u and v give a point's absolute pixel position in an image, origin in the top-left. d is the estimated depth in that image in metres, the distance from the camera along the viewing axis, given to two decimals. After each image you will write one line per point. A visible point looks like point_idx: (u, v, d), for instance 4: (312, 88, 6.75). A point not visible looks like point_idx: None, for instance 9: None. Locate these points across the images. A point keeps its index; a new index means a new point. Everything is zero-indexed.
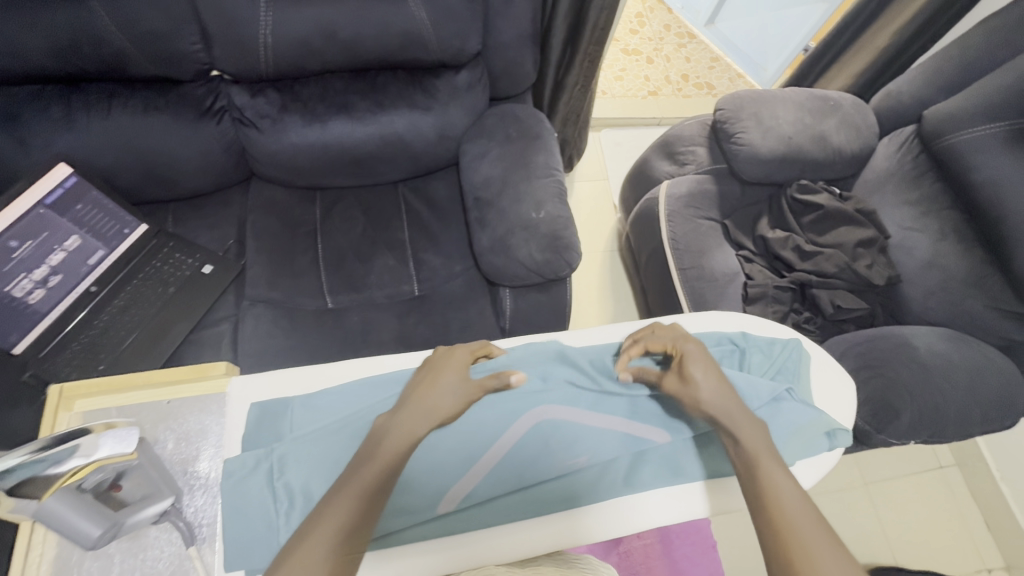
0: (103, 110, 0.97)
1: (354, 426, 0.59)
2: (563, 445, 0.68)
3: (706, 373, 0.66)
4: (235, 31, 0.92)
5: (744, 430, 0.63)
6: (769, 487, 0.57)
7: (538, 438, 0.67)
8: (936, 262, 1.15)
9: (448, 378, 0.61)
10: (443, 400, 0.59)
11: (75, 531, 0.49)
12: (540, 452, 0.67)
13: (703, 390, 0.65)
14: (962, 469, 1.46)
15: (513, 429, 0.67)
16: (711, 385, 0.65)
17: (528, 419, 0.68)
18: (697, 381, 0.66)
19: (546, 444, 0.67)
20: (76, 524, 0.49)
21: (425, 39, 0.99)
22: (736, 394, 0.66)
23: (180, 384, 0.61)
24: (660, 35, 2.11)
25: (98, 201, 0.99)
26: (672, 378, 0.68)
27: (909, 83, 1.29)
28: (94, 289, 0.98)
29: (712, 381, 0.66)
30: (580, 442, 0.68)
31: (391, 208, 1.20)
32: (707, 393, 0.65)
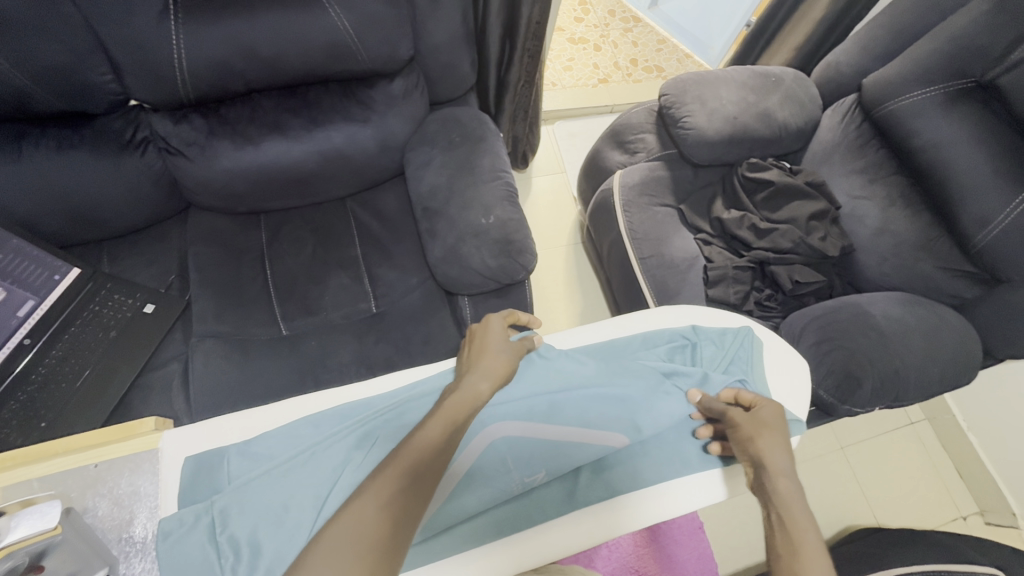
0: (13, 152, 0.91)
1: (296, 467, 0.58)
2: (520, 462, 0.66)
3: (777, 440, 0.63)
4: (146, 57, 0.87)
5: (790, 489, 0.58)
6: (797, 550, 0.52)
7: (492, 459, 0.66)
8: (887, 228, 1.16)
9: (498, 338, 0.72)
10: (502, 356, 0.69)
11: None
12: (496, 472, 0.65)
13: (767, 448, 0.62)
14: (932, 423, 1.50)
15: (467, 451, 0.66)
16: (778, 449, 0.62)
17: (480, 442, 0.66)
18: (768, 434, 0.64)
19: (503, 463, 0.66)
20: None
21: (352, 49, 0.96)
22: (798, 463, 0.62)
23: (105, 446, 0.57)
24: (606, 21, 2.09)
25: (20, 249, 0.93)
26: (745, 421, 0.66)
27: (847, 53, 1.30)
28: (28, 340, 0.91)
29: (778, 443, 0.63)
30: (536, 459, 0.66)
31: (341, 225, 1.16)
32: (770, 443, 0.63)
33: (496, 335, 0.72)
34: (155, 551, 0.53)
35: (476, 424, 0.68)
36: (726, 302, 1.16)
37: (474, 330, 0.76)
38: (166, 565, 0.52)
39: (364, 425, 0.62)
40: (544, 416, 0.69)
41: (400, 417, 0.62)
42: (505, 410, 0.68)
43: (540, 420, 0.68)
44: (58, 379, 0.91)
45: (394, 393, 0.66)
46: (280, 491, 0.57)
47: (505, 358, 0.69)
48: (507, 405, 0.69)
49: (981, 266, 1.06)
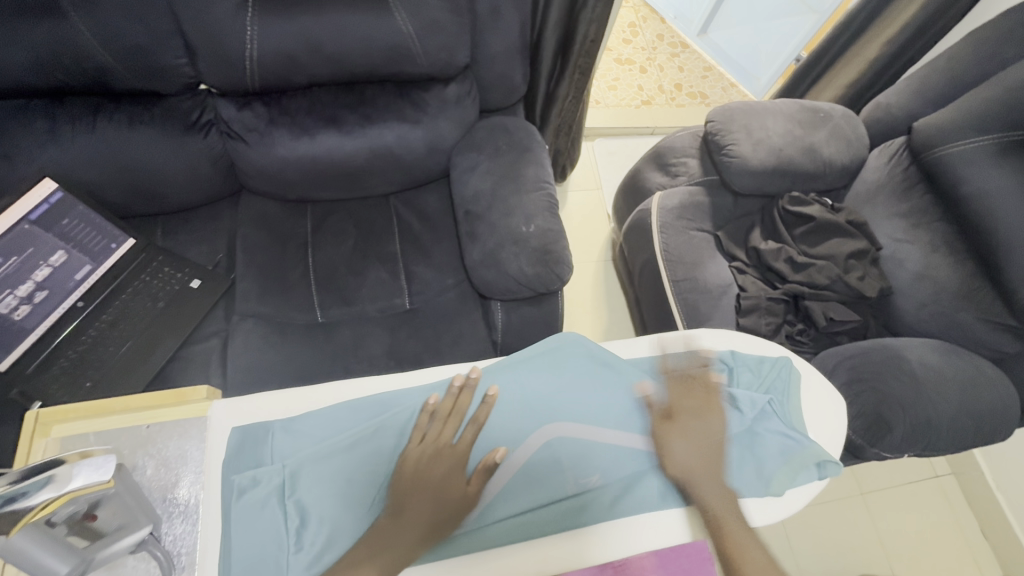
0: (89, 124, 0.97)
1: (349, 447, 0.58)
2: (575, 462, 0.61)
3: (682, 439, 0.62)
4: (220, 45, 0.92)
5: (721, 490, 0.60)
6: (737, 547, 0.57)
7: (547, 457, 0.61)
8: (927, 273, 1.15)
9: (451, 489, 0.57)
10: (444, 520, 0.57)
11: (45, 568, 0.47)
12: (551, 472, 0.61)
13: (676, 445, 0.62)
14: (958, 478, 1.46)
15: (524, 445, 0.61)
16: (688, 447, 0.62)
17: (539, 437, 0.62)
18: (678, 435, 0.62)
19: (558, 463, 0.61)
20: (43, 561, 0.46)
21: (413, 52, 0.99)
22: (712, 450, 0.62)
23: (161, 408, 0.60)
24: (653, 44, 2.12)
25: (86, 215, 0.99)
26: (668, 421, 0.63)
27: (898, 95, 1.29)
28: (81, 303, 0.98)
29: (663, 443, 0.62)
30: (592, 460, 0.62)
31: (382, 220, 1.19)
32: (686, 443, 0.62)
33: (449, 479, 0.58)
34: (224, 510, 0.55)
35: (527, 421, 0.62)
36: (757, 332, 1.16)
37: (426, 443, 0.59)
38: (236, 521, 0.54)
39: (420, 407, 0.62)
40: (601, 417, 0.63)
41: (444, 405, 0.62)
42: (558, 408, 0.63)
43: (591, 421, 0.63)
44: (105, 342, 0.97)
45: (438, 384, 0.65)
46: (327, 468, 0.57)
47: (448, 520, 0.57)
48: (552, 403, 0.63)
49: None
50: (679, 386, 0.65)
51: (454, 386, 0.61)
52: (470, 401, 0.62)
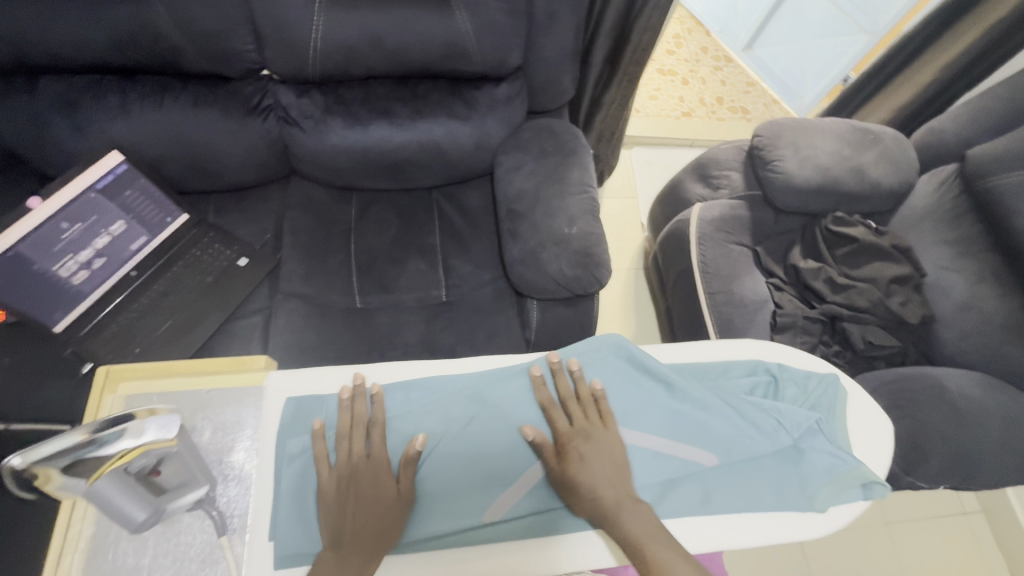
0: (156, 102, 1.01)
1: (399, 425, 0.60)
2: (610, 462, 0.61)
3: (587, 467, 0.59)
4: (286, 34, 0.95)
5: (632, 512, 0.56)
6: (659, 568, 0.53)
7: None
8: (972, 304, 1.12)
9: (382, 495, 0.56)
10: (389, 531, 0.55)
11: (121, 515, 0.49)
12: None
13: (580, 476, 0.58)
14: (988, 518, 1.41)
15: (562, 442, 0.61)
16: (597, 475, 0.59)
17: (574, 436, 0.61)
18: (582, 461, 0.59)
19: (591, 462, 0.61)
20: (121, 507, 0.48)
21: (469, 50, 1.01)
22: (617, 473, 0.59)
23: (222, 375, 0.62)
24: (697, 57, 2.11)
25: (146, 189, 1.03)
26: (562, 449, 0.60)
27: (953, 121, 1.27)
28: (134, 272, 1.03)
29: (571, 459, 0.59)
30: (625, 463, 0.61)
31: (424, 213, 1.22)
32: (587, 470, 0.58)
33: (378, 492, 0.56)
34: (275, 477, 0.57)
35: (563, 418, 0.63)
36: None
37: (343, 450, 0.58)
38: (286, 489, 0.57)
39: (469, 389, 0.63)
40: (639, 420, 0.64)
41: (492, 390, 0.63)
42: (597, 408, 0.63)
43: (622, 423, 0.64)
44: (155, 312, 1.01)
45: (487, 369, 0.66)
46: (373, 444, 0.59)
47: (392, 531, 0.55)
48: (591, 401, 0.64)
49: None
50: (558, 411, 0.62)
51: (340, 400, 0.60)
52: (362, 409, 0.61)
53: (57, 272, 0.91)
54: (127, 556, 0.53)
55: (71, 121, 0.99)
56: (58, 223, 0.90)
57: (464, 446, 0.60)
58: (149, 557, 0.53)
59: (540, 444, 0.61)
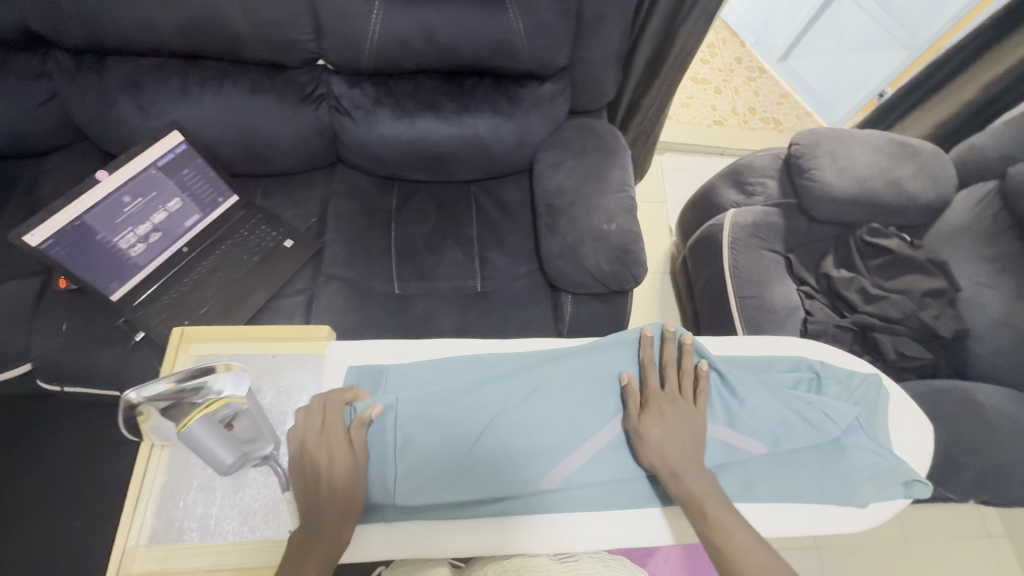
0: (216, 87, 1.06)
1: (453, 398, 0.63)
2: None
3: (662, 426, 0.61)
4: (345, 26, 0.99)
5: (694, 474, 0.59)
6: (724, 533, 0.56)
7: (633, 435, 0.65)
8: (1009, 321, 1.12)
9: (341, 477, 0.55)
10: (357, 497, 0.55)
11: (212, 456, 0.50)
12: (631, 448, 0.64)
13: (654, 431, 0.61)
14: (1012, 541, 1.39)
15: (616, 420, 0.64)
16: (668, 433, 0.61)
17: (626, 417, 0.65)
18: (658, 424, 0.61)
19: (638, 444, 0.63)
20: (212, 451, 0.49)
21: (518, 48, 1.04)
22: (694, 440, 0.62)
23: (285, 342, 0.65)
24: (731, 67, 2.11)
25: (202, 169, 1.06)
26: (648, 410, 0.62)
27: (995, 138, 1.27)
28: (186, 250, 1.07)
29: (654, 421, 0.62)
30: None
31: (462, 206, 1.25)
32: (664, 433, 0.61)
33: (338, 458, 0.56)
34: None
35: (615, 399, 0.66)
36: None
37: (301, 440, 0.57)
38: None
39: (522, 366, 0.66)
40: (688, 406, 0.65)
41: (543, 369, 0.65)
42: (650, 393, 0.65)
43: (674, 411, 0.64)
44: (203, 287, 1.05)
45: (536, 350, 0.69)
46: (433, 408, 0.62)
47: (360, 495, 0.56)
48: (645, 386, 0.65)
49: None
50: (654, 372, 0.65)
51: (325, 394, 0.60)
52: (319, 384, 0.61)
53: (117, 244, 0.95)
54: (197, 505, 0.56)
55: (136, 101, 1.03)
56: (121, 197, 0.94)
57: (526, 413, 0.62)
58: (217, 507, 0.57)
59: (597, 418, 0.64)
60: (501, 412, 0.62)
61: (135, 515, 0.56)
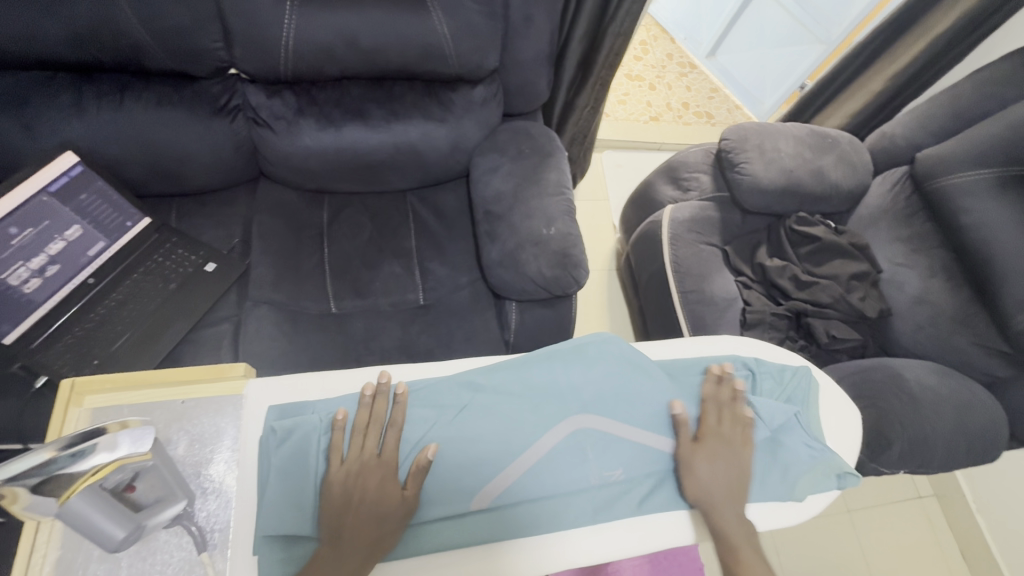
0: (115, 101, 0.96)
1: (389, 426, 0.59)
2: (599, 454, 0.61)
3: (710, 465, 0.60)
4: (258, 33, 0.92)
5: (734, 516, 0.58)
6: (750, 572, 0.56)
7: (573, 446, 0.61)
8: (926, 298, 1.20)
9: (389, 501, 0.55)
10: (388, 533, 0.54)
11: (96, 532, 0.45)
12: (575, 463, 0.60)
13: (704, 473, 0.60)
14: (940, 500, 1.49)
15: (551, 432, 0.61)
16: (718, 474, 0.60)
17: (565, 426, 0.62)
18: (707, 465, 0.60)
19: (581, 454, 0.61)
20: (98, 525, 0.45)
21: (445, 52, 1.01)
22: (740, 483, 0.61)
23: (199, 384, 0.60)
24: (663, 63, 2.16)
25: (103, 192, 0.97)
26: (699, 447, 0.61)
27: (903, 126, 1.35)
28: (93, 280, 0.97)
29: (709, 457, 0.61)
30: (614, 453, 0.62)
31: (399, 216, 1.20)
32: (708, 477, 0.59)
33: (382, 490, 0.55)
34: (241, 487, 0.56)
35: (558, 408, 0.63)
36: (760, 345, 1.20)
37: (347, 464, 0.56)
38: (270, 494, 0.55)
39: (461, 386, 0.63)
40: (622, 409, 0.63)
41: (485, 384, 0.63)
42: (594, 399, 0.63)
43: (618, 418, 0.63)
44: (114, 320, 0.96)
45: (476, 367, 0.66)
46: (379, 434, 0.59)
47: (392, 533, 0.54)
48: (587, 393, 0.63)
49: (1016, 348, 1.07)
50: (711, 407, 0.64)
51: (364, 395, 0.59)
52: (388, 406, 0.59)
53: (6, 280, 0.85)
54: None
55: (19, 120, 0.93)
56: (6, 229, 0.84)
57: (456, 432, 0.60)
58: None
59: (535, 429, 0.61)
60: (431, 432, 0.60)
61: None
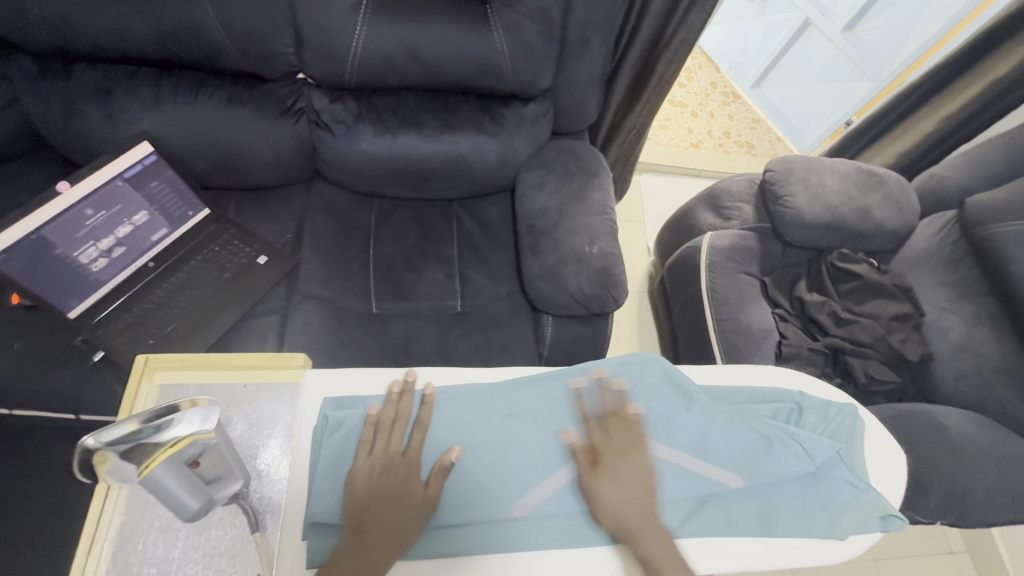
0: (190, 97, 1.02)
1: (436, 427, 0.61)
2: None
3: (614, 483, 0.59)
4: (329, 41, 0.97)
5: (659, 533, 0.58)
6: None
7: None
8: (970, 345, 1.17)
9: (412, 499, 0.56)
10: (410, 531, 0.55)
11: (176, 502, 0.48)
12: None
13: (608, 492, 0.58)
14: (974, 558, 1.43)
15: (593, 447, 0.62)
16: (623, 492, 0.59)
17: None
18: (616, 482, 0.59)
19: None
20: (176, 496, 0.47)
21: (502, 69, 1.04)
22: (634, 492, 0.59)
23: (260, 370, 0.63)
24: (706, 91, 2.18)
25: (172, 181, 1.02)
26: (608, 463, 0.60)
27: (954, 169, 1.33)
28: (152, 265, 1.03)
29: (616, 471, 0.59)
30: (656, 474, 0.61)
31: (444, 224, 1.23)
32: (614, 495, 0.58)
33: (407, 487, 0.57)
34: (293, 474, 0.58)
35: (599, 425, 0.64)
36: None
37: (373, 458, 0.58)
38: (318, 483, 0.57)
39: (508, 394, 0.64)
40: (667, 431, 0.63)
41: (531, 393, 0.64)
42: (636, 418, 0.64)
43: (662, 439, 0.63)
44: (172, 304, 1.01)
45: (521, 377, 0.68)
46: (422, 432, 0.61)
47: (413, 529, 0.55)
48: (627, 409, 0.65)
49: None
50: (596, 420, 0.62)
51: (392, 392, 0.61)
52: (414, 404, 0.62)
53: (77, 258, 0.90)
54: (158, 547, 0.53)
55: (102, 110, 0.99)
56: (83, 209, 0.89)
57: (499, 438, 0.61)
58: (180, 550, 0.53)
59: (577, 443, 0.62)
60: (475, 436, 0.61)
61: (87, 564, 0.50)
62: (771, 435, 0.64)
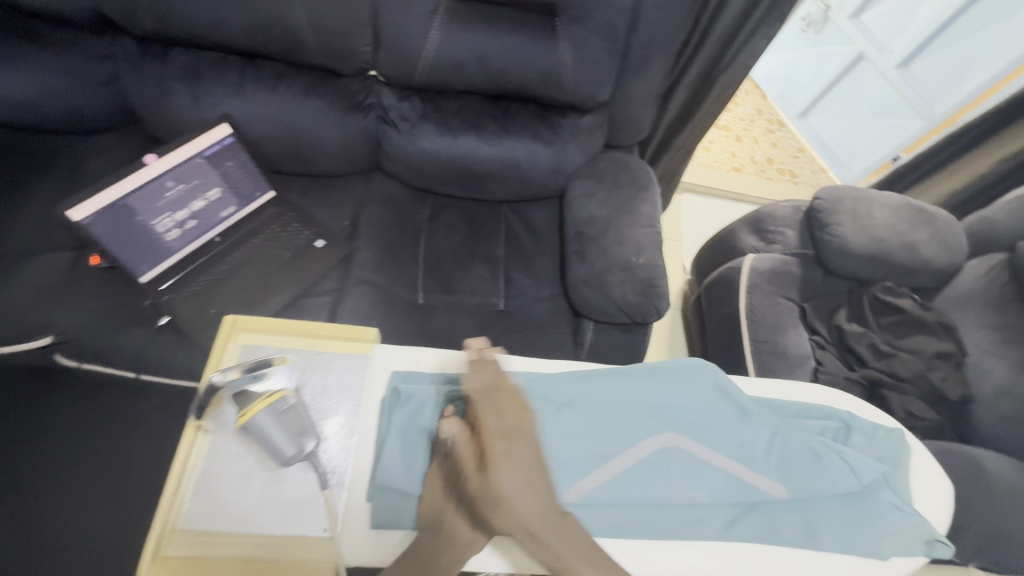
0: (270, 85, 1.08)
1: None
2: (686, 476, 0.63)
3: (508, 475, 0.52)
4: (405, 43, 1.02)
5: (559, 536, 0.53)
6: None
7: (661, 462, 0.63)
8: (1012, 389, 1.15)
9: None
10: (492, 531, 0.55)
11: (275, 449, 0.53)
12: (660, 481, 0.62)
13: (505, 484, 0.52)
14: None
15: (642, 444, 0.64)
16: (519, 483, 0.52)
17: (657, 441, 0.64)
18: (501, 474, 0.52)
19: (669, 472, 0.63)
20: (275, 443, 0.52)
21: (565, 80, 1.08)
22: (536, 487, 0.54)
23: (335, 340, 0.67)
24: (751, 117, 2.22)
25: (245, 163, 1.08)
26: (495, 450, 0.53)
27: (1005, 213, 1.32)
28: (218, 239, 1.09)
29: (501, 458, 0.53)
30: (702, 477, 0.63)
31: (492, 224, 1.27)
32: (509, 488, 0.52)
33: None
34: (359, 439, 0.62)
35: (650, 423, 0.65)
36: None
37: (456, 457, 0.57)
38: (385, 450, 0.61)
39: (563, 385, 0.67)
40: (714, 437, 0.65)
41: (587, 386, 0.67)
42: (683, 420, 0.65)
43: (710, 444, 0.65)
44: (234, 277, 1.07)
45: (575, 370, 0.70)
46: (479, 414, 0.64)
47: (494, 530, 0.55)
48: (678, 411, 0.66)
49: None
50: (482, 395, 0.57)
51: (482, 393, 0.62)
52: None
53: (154, 227, 0.96)
54: (236, 494, 0.56)
55: (190, 91, 1.06)
56: (165, 180, 0.95)
57: (555, 426, 0.63)
58: (256, 497, 0.57)
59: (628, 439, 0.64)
60: (531, 421, 0.64)
61: (175, 499, 0.55)
62: (817, 450, 0.65)
